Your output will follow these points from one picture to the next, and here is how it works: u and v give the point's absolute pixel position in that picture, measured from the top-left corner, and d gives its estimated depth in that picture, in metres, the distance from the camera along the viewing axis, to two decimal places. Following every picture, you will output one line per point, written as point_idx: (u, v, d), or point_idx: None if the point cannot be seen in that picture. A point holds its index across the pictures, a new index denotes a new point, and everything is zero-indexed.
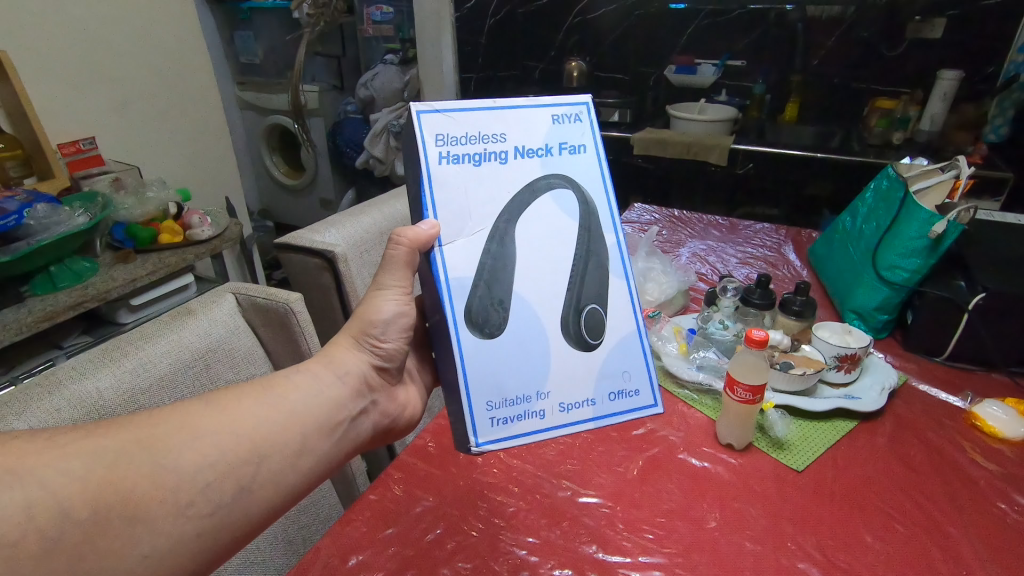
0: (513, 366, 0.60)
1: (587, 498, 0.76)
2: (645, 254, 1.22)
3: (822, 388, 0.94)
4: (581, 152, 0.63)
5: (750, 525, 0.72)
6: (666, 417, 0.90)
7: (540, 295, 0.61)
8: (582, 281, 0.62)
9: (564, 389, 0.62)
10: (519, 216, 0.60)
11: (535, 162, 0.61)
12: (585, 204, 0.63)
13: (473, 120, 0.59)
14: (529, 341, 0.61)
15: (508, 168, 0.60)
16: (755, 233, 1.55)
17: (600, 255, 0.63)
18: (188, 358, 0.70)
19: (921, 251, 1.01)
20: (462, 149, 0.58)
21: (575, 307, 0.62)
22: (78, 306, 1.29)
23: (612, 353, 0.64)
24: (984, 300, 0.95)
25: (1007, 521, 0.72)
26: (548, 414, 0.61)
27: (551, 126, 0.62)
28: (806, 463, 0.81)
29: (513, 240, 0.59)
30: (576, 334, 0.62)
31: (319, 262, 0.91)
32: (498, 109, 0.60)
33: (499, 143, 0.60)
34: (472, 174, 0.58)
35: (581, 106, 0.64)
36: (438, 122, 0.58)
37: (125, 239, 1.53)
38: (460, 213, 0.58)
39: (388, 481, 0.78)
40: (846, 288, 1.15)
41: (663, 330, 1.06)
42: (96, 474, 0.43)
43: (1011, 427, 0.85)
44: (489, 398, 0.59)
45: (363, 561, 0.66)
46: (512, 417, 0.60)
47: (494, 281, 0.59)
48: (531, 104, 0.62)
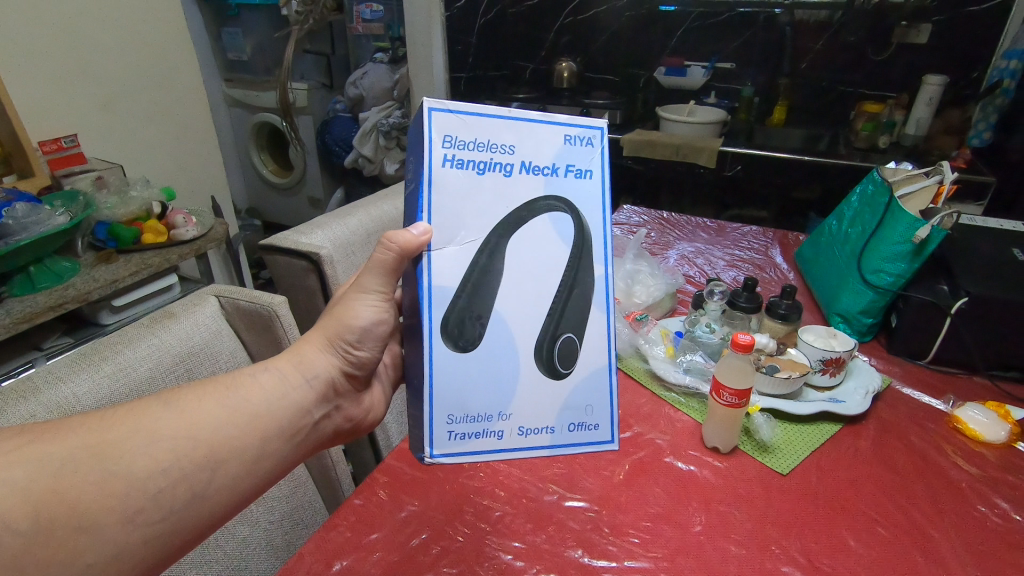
0: (480, 383, 0.59)
1: (573, 502, 0.76)
2: (634, 256, 1.23)
3: (808, 391, 0.95)
4: (586, 177, 0.60)
5: (735, 529, 0.72)
6: (652, 420, 0.90)
7: (519, 313, 0.60)
8: (563, 310, 0.61)
9: (526, 414, 0.61)
10: (513, 233, 0.58)
11: (539, 179, 0.59)
12: (580, 232, 0.61)
13: (483, 127, 0.57)
14: (501, 359, 0.60)
15: (509, 183, 0.58)
16: (743, 236, 1.56)
17: (586, 286, 0.61)
18: (171, 362, 0.68)
19: (905, 255, 1.01)
20: (469, 155, 0.56)
21: (552, 335, 0.60)
22: (58, 307, 1.27)
23: (579, 386, 0.63)
24: (967, 304, 0.97)
25: (988, 525, 0.73)
26: (506, 436, 0.61)
27: (561, 146, 0.59)
28: (792, 466, 0.81)
29: (503, 256, 0.58)
30: (549, 360, 0.61)
31: (305, 264, 0.90)
32: (512, 119, 0.58)
33: (507, 154, 0.58)
34: (472, 182, 0.57)
35: (596, 131, 0.61)
36: (448, 124, 0.55)
37: (107, 239, 1.51)
38: (455, 220, 0.56)
39: (373, 485, 0.77)
40: (831, 292, 1.16)
41: (651, 333, 1.07)
42: (40, 482, 0.42)
43: (992, 430, 0.86)
44: (451, 414, 0.59)
45: (347, 566, 0.66)
46: (470, 434, 0.60)
47: (478, 294, 0.58)
48: (545, 121, 0.59)
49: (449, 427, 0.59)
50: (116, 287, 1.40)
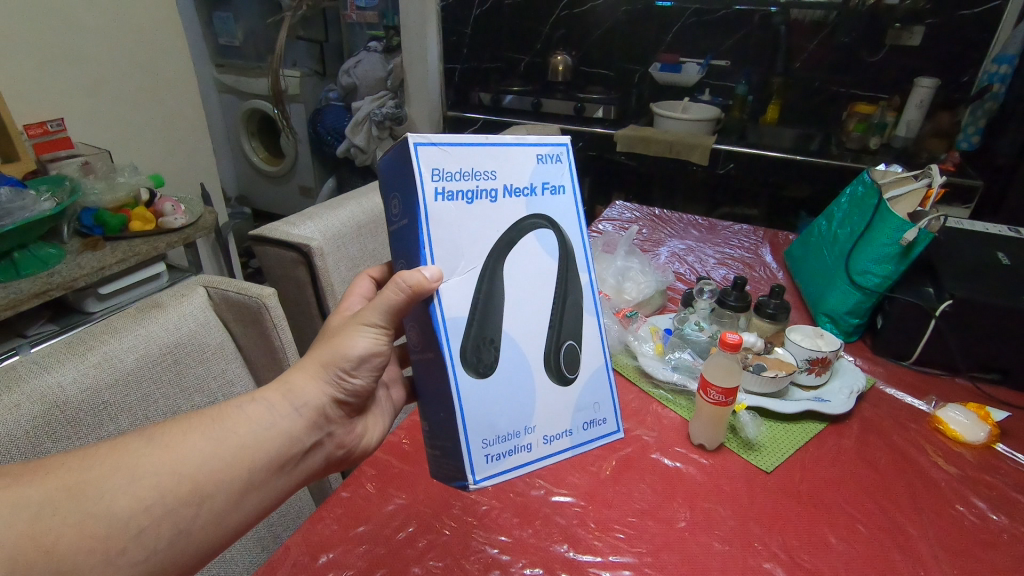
0: (502, 403, 0.58)
1: (560, 497, 0.76)
2: (625, 253, 1.23)
3: (793, 390, 0.96)
4: (560, 193, 0.61)
5: (718, 525, 0.73)
6: (640, 417, 0.91)
7: (527, 330, 0.59)
8: (562, 318, 0.61)
9: (548, 420, 0.61)
10: (508, 255, 0.57)
11: (521, 201, 0.58)
12: (562, 245, 0.61)
13: (465, 155, 0.55)
14: (520, 375, 0.59)
15: (497, 208, 0.57)
16: (733, 234, 1.57)
17: (576, 292, 0.63)
18: (158, 354, 0.66)
19: (893, 258, 1.03)
20: (457, 186, 0.54)
21: (556, 343, 0.61)
22: (43, 295, 1.25)
23: (586, 386, 0.64)
24: (951, 307, 0.98)
25: (965, 523, 0.75)
26: (534, 447, 0.60)
27: (536, 166, 0.59)
28: (776, 464, 0.83)
29: (502, 278, 0.57)
30: (556, 368, 0.61)
31: (295, 256, 0.88)
32: (489, 146, 0.57)
33: (490, 180, 0.56)
34: (466, 213, 0.55)
35: (561, 148, 0.62)
36: (436, 156, 0.53)
37: (94, 226, 1.48)
38: (453, 251, 0.54)
39: (361, 478, 0.77)
40: (819, 292, 1.17)
41: (640, 330, 1.07)
42: (16, 528, 0.42)
43: (972, 431, 0.88)
44: (486, 436, 0.56)
45: (333, 559, 0.66)
46: (503, 453, 0.58)
47: (487, 319, 0.56)
48: (518, 143, 0.59)
49: (486, 451, 0.57)
50: (103, 275, 1.39)
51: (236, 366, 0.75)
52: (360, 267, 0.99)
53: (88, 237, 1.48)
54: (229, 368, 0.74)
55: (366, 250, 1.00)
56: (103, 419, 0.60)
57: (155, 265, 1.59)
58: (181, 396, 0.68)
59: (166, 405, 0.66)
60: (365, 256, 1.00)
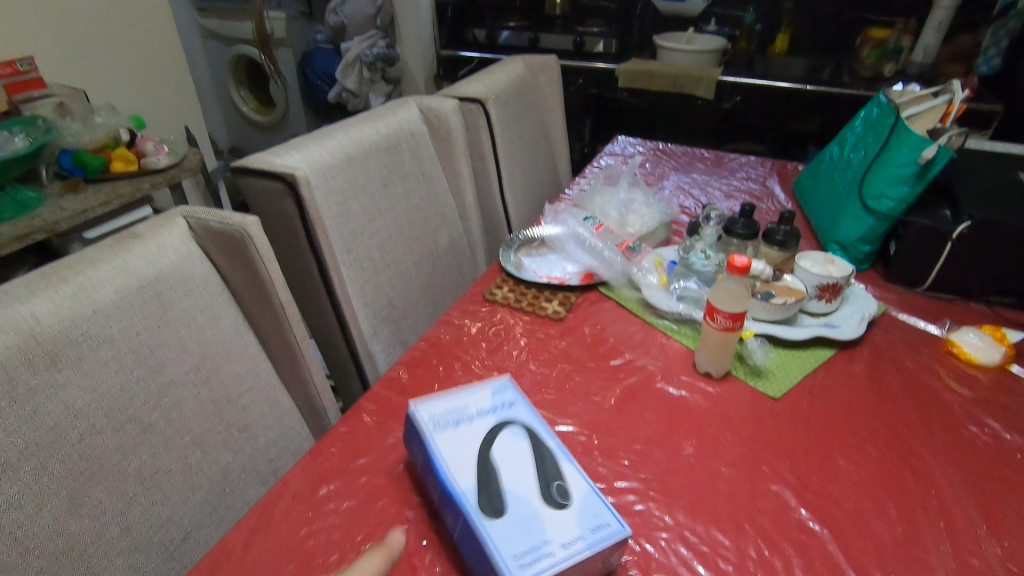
0: (505, 532, 0.53)
1: (563, 426, 0.75)
2: (627, 185, 1.19)
3: (802, 317, 0.93)
4: (517, 406, 0.67)
5: (725, 450, 0.71)
6: (645, 347, 0.89)
7: (519, 480, 0.57)
8: (542, 463, 0.59)
9: (559, 527, 0.54)
10: (491, 444, 0.61)
11: (490, 416, 0.64)
12: (529, 433, 0.63)
13: (444, 403, 0.65)
14: (520, 507, 0.55)
15: (476, 429, 0.62)
16: (741, 166, 1.50)
17: (546, 451, 0.61)
18: (136, 285, 0.62)
19: (909, 178, 0.97)
20: (444, 426, 0.62)
21: (541, 483, 0.57)
22: (26, 238, 1.23)
23: (584, 496, 0.57)
24: (968, 230, 0.93)
25: (977, 442, 0.73)
26: (557, 549, 0.52)
27: (490, 395, 0.67)
28: (784, 390, 0.80)
29: (495, 459, 0.59)
30: (548, 493, 0.57)
31: (280, 187, 0.84)
32: (453, 394, 0.66)
33: (464, 415, 0.64)
34: (462, 433, 0.61)
35: (503, 381, 0.70)
36: (426, 408, 0.64)
37: (74, 168, 1.44)
38: (461, 461, 0.58)
39: (360, 412, 0.75)
40: (830, 219, 1.13)
41: (644, 262, 1.03)
42: None
43: (988, 353, 0.85)
44: (511, 552, 0.51)
45: (334, 490, 0.65)
46: (529, 561, 0.51)
47: (489, 487, 0.56)
48: (468, 388, 0.68)
49: (511, 562, 0.50)
50: (87, 217, 1.37)
51: (223, 301, 0.72)
52: (353, 201, 0.94)
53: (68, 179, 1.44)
54: (216, 302, 0.71)
55: (356, 183, 0.95)
56: (83, 352, 0.57)
57: (141, 207, 1.59)
58: (166, 330, 0.65)
59: (151, 339, 0.63)
60: (356, 190, 0.95)
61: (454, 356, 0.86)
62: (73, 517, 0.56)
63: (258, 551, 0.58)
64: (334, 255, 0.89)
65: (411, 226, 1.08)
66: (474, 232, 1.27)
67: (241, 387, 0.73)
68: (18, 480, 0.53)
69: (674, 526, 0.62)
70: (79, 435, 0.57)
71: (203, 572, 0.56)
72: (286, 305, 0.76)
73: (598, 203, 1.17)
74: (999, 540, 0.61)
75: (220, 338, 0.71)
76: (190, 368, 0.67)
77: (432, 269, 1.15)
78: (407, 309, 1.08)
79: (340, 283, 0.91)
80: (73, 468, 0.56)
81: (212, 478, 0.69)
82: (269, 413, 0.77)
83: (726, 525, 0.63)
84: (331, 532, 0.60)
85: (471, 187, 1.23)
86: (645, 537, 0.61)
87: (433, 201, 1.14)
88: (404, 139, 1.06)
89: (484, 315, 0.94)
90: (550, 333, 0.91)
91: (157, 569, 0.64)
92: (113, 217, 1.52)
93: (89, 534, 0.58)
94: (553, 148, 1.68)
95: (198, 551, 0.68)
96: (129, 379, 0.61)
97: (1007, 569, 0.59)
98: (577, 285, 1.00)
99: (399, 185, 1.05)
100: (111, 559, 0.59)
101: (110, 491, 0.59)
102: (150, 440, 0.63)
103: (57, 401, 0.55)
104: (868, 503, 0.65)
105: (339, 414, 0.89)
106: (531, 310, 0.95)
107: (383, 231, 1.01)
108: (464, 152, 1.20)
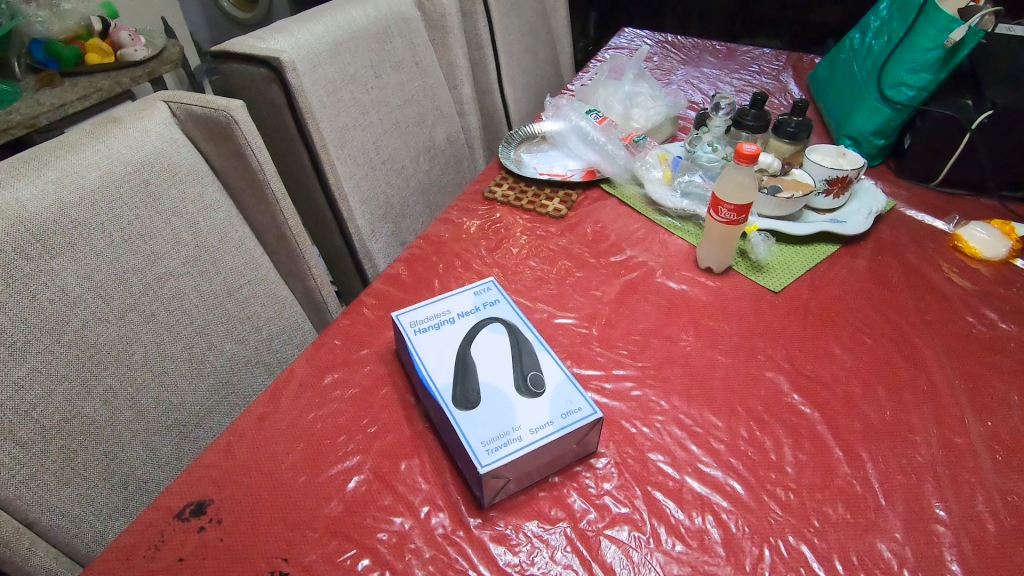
0: (476, 419, 0.54)
1: (563, 319, 0.75)
2: (632, 78, 1.12)
3: (808, 214, 0.91)
4: (499, 305, 0.66)
5: (722, 341, 0.72)
6: (646, 244, 0.87)
7: (498, 371, 0.58)
8: (518, 356, 0.59)
9: (530, 413, 0.55)
10: (470, 343, 0.61)
11: (473, 316, 0.64)
12: (510, 329, 0.62)
13: (426, 308, 0.65)
14: (491, 396, 0.56)
15: (459, 328, 0.63)
16: (754, 59, 1.42)
17: (526, 344, 0.61)
18: (122, 172, 0.61)
19: (932, 64, 0.92)
20: (427, 328, 0.63)
21: (516, 373, 0.58)
22: (5, 132, 1.26)
23: (558, 385, 0.57)
24: (990, 119, 0.88)
25: (973, 332, 0.74)
26: (524, 435, 0.53)
27: (473, 297, 0.67)
28: (784, 284, 0.80)
29: (471, 357, 0.59)
30: (521, 383, 0.57)
31: (265, 73, 0.80)
32: (437, 299, 0.67)
33: (446, 316, 0.64)
34: (442, 335, 0.62)
35: (488, 283, 0.69)
36: (409, 315, 0.64)
37: (47, 60, 1.46)
38: (441, 359, 0.59)
39: (360, 306, 0.75)
40: (844, 113, 1.08)
41: (648, 158, 1.00)
42: None
43: (993, 247, 0.84)
44: (480, 437, 0.52)
45: (338, 378, 0.66)
46: (497, 445, 0.52)
47: (465, 378, 0.57)
48: (452, 292, 0.68)
49: (480, 448, 0.52)
50: (66, 112, 1.39)
51: (214, 190, 0.71)
52: (343, 92, 0.90)
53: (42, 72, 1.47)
54: (206, 192, 0.70)
55: (346, 71, 0.90)
56: (75, 239, 0.57)
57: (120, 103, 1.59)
58: (159, 219, 0.65)
59: (143, 227, 0.63)
60: (346, 79, 0.91)
61: (453, 253, 0.85)
62: (85, 399, 0.58)
63: (267, 432, 0.60)
64: (326, 147, 0.86)
65: (406, 120, 1.03)
66: (472, 130, 1.23)
67: (240, 280, 0.74)
68: (27, 362, 0.54)
69: (669, 410, 0.64)
70: (81, 321, 0.58)
71: (216, 452, 0.58)
72: (280, 195, 0.75)
73: (602, 97, 1.12)
74: (984, 420, 0.63)
75: (215, 229, 0.71)
76: (187, 259, 0.67)
77: (430, 167, 1.11)
78: (405, 209, 1.06)
79: (334, 178, 0.89)
80: (80, 354, 0.58)
81: (219, 368, 0.71)
82: (270, 307, 0.78)
83: (719, 408, 0.64)
84: (337, 416, 0.62)
85: (468, 80, 1.17)
86: (641, 419, 0.63)
87: (428, 95, 1.08)
88: (395, 24, 1.00)
89: (483, 213, 0.93)
90: (551, 231, 0.90)
91: (173, 451, 0.67)
92: (97, 110, 1.55)
93: (103, 416, 0.60)
94: (556, 41, 1.58)
95: (211, 435, 0.71)
96: (126, 267, 0.61)
97: (988, 445, 0.61)
98: (579, 182, 0.98)
99: (392, 75, 0.99)
100: (127, 440, 0.62)
101: (119, 376, 0.61)
102: (154, 328, 0.64)
103: (55, 287, 0.56)
104: (859, 387, 0.67)
105: (340, 310, 0.90)
106: (531, 208, 0.93)
107: (377, 124, 0.97)
108: (460, 42, 1.13)
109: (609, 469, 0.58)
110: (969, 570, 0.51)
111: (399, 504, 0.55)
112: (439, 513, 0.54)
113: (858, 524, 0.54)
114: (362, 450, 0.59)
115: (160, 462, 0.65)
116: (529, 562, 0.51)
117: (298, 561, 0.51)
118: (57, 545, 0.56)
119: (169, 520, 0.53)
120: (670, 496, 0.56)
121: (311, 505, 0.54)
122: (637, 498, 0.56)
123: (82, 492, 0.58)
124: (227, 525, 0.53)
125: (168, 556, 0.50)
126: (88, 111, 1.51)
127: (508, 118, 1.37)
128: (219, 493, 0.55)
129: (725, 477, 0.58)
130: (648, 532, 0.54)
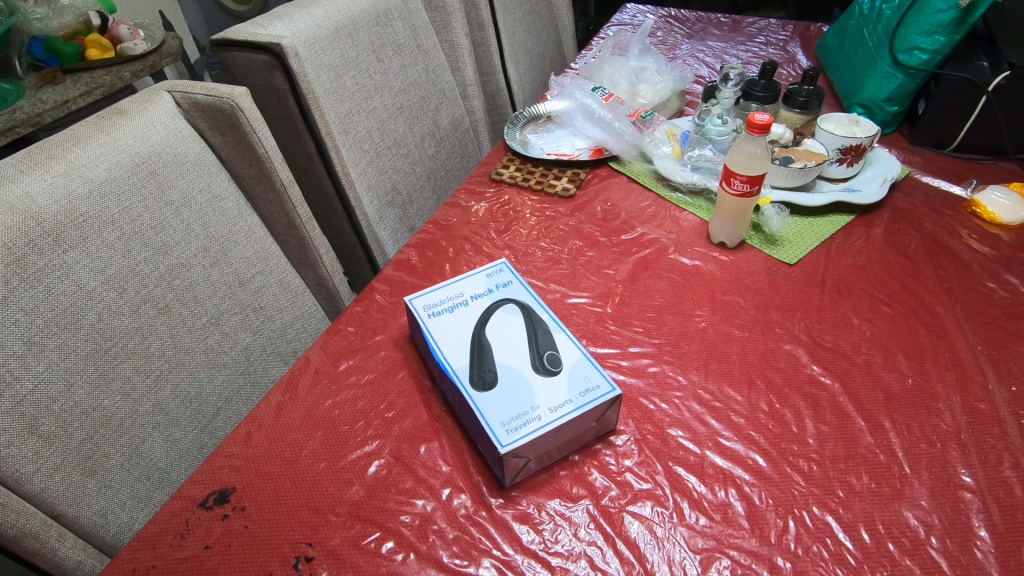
0: (496, 400, 0.54)
1: (577, 299, 0.74)
2: (637, 53, 1.11)
3: (821, 184, 0.90)
4: (511, 285, 0.65)
5: (739, 315, 0.71)
6: (657, 220, 0.86)
7: (513, 351, 0.57)
8: (534, 334, 0.59)
9: (548, 391, 0.54)
10: (487, 324, 0.60)
11: (487, 298, 0.63)
12: (525, 309, 0.62)
13: (438, 292, 0.64)
14: (510, 376, 0.55)
15: (472, 310, 0.62)
16: (760, 30, 1.38)
17: (542, 323, 0.60)
18: (130, 163, 0.61)
19: (946, 26, 0.90)
20: (441, 311, 0.62)
21: (533, 352, 0.57)
22: (10, 131, 1.26)
23: (575, 363, 0.57)
24: (1007, 80, 0.86)
25: (995, 298, 0.72)
26: (542, 415, 0.52)
27: (486, 279, 0.66)
28: (800, 257, 0.79)
29: (488, 338, 0.59)
30: (538, 362, 0.57)
31: (267, 60, 0.79)
32: (451, 282, 0.66)
33: (459, 299, 0.63)
34: (458, 317, 0.61)
35: (499, 265, 0.68)
36: (421, 299, 0.64)
37: (48, 57, 1.47)
38: (459, 342, 0.58)
39: (372, 293, 0.75)
40: (855, 80, 1.05)
41: (656, 134, 0.98)
42: None
43: (1013, 211, 0.82)
44: (500, 418, 0.52)
45: (354, 364, 0.66)
46: (517, 424, 0.52)
47: (483, 359, 0.57)
48: (467, 274, 0.67)
49: (500, 428, 0.51)
50: (69, 109, 1.40)
51: (221, 179, 0.71)
52: (345, 78, 0.89)
53: (43, 70, 1.47)
54: (214, 181, 0.70)
55: (348, 56, 0.89)
56: (85, 232, 0.57)
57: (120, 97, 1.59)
58: (168, 211, 0.64)
59: (154, 219, 0.63)
60: (349, 64, 0.90)
61: (463, 237, 0.84)
62: (105, 392, 0.58)
63: (285, 420, 0.60)
64: (332, 134, 0.86)
65: (410, 105, 1.02)
66: (477, 113, 1.21)
67: (252, 270, 0.74)
68: (44, 358, 0.54)
69: (688, 385, 0.63)
70: (96, 314, 0.58)
71: (236, 440, 0.58)
72: (287, 182, 0.75)
73: (607, 75, 1.10)
74: (1008, 385, 0.62)
75: (224, 219, 0.71)
76: (198, 250, 0.67)
77: (436, 152, 1.10)
78: (413, 194, 1.05)
79: (341, 164, 0.88)
80: (96, 346, 0.58)
81: (234, 359, 0.71)
82: (283, 296, 0.78)
83: (738, 381, 0.64)
84: (355, 402, 0.62)
85: (470, 61, 1.16)
86: (659, 396, 0.62)
87: (431, 78, 1.07)
88: (395, 7, 0.98)
89: (491, 196, 0.92)
90: (560, 211, 0.89)
91: (194, 442, 0.67)
92: (98, 106, 1.56)
93: (122, 408, 0.60)
94: (558, 20, 1.55)
95: (230, 424, 0.71)
96: (138, 260, 0.61)
97: (1013, 410, 0.60)
98: (587, 160, 0.97)
99: (394, 59, 0.98)
100: (148, 431, 0.62)
101: (137, 368, 0.61)
102: (168, 320, 0.64)
103: (69, 280, 0.56)
104: (880, 357, 0.66)
105: (352, 297, 0.90)
106: (540, 188, 0.92)
107: (382, 110, 0.96)
108: (462, 22, 1.12)
109: (629, 446, 0.58)
110: (997, 535, 0.51)
111: (420, 487, 0.55)
112: (461, 494, 0.54)
113: (883, 493, 0.54)
114: (381, 435, 0.59)
115: (181, 453, 0.65)
116: (553, 540, 0.51)
117: (323, 545, 0.51)
118: (84, 536, 0.57)
119: (193, 509, 0.53)
120: (691, 471, 0.56)
121: (333, 491, 0.54)
122: (659, 474, 0.56)
123: (107, 483, 0.58)
124: (251, 511, 0.53)
125: (195, 544, 0.51)
126: (90, 106, 1.52)
127: (512, 100, 1.36)
128: (242, 481, 0.55)
129: (747, 451, 0.57)
130: (671, 506, 0.53)
